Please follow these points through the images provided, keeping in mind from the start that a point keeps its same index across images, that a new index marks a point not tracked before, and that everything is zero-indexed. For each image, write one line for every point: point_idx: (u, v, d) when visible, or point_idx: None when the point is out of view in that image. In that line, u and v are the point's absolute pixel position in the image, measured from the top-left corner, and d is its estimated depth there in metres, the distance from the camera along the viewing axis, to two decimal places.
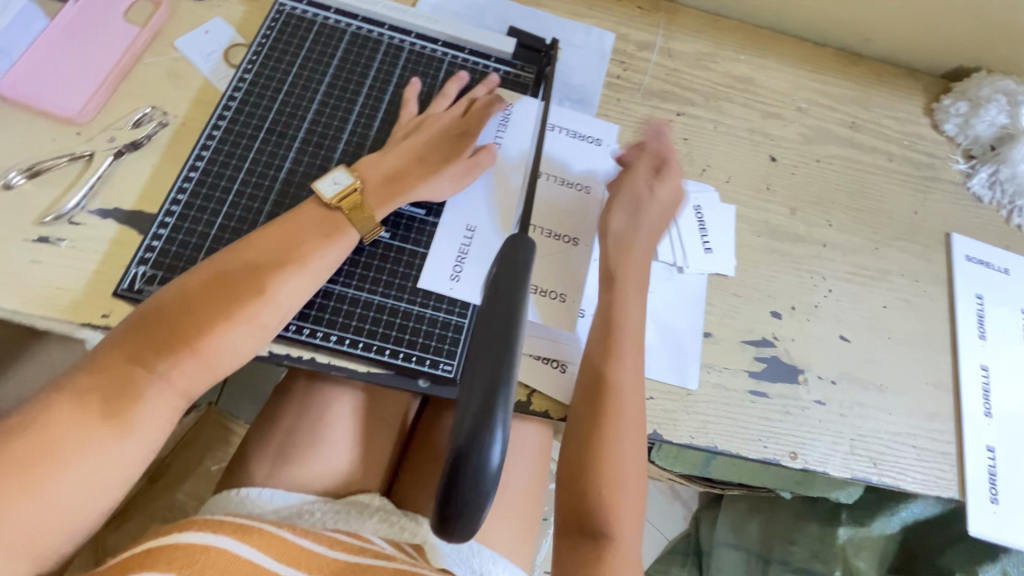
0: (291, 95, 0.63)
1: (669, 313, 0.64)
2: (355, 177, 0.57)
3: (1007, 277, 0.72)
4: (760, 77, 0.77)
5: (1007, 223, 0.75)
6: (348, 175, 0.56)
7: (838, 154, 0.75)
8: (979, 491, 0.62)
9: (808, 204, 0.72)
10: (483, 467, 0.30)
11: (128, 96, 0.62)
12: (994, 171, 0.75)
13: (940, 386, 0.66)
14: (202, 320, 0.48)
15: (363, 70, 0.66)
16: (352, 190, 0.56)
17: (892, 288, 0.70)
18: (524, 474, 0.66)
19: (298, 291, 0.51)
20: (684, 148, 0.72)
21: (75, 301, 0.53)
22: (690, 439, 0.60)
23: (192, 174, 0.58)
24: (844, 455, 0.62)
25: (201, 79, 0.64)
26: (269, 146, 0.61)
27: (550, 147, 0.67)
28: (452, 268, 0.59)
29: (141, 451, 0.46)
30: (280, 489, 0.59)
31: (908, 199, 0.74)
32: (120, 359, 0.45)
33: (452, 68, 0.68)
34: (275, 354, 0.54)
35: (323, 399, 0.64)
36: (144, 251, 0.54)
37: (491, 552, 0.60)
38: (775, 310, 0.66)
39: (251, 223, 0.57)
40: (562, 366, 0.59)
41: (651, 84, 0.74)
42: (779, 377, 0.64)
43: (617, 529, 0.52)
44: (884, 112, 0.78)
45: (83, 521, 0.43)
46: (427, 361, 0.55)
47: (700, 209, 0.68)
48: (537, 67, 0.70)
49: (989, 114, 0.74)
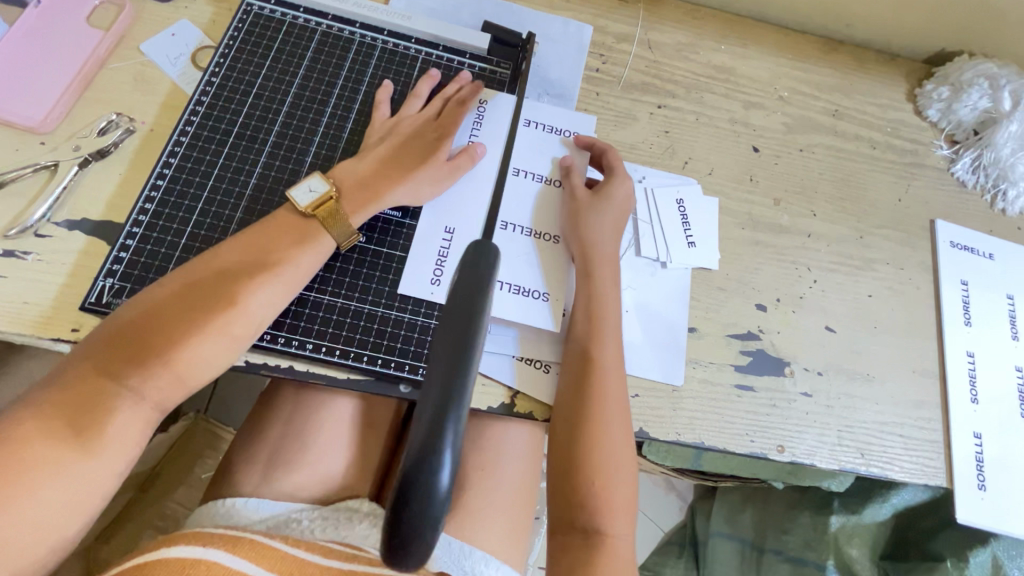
0: (260, 98, 0.62)
1: (652, 310, 0.63)
2: (331, 185, 0.55)
3: (992, 262, 0.72)
4: (741, 67, 0.76)
5: (991, 208, 0.75)
6: (323, 183, 0.55)
7: (820, 143, 0.74)
8: (967, 477, 0.62)
9: (792, 194, 0.71)
10: (434, 493, 0.23)
11: (93, 103, 0.60)
12: (978, 155, 0.75)
13: (926, 374, 0.66)
14: (174, 331, 0.46)
15: (335, 70, 0.64)
16: (328, 199, 0.54)
17: (878, 276, 0.70)
18: (513, 478, 0.65)
19: (272, 300, 0.50)
20: (666, 141, 0.71)
21: (43, 315, 0.52)
22: (677, 436, 0.59)
23: (160, 182, 0.57)
24: (831, 447, 0.62)
25: (169, 84, 0.63)
26: (238, 151, 0.59)
27: (528, 144, 0.66)
28: (432, 271, 0.58)
29: (114, 469, 0.45)
30: (267, 498, 0.58)
31: (892, 186, 0.74)
32: (86, 376, 0.44)
33: (425, 66, 0.67)
34: (252, 364, 0.53)
35: (304, 407, 0.63)
36: (112, 262, 0.53)
37: (482, 554, 0.60)
38: (761, 302, 0.66)
39: (222, 230, 0.56)
40: (545, 367, 0.58)
41: (630, 77, 0.73)
42: (765, 370, 0.63)
43: (608, 527, 0.51)
44: (866, 99, 0.78)
45: (54, 543, 0.42)
46: (407, 366, 0.55)
47: (682, 202, 0.67)
48: (513, 62, 0.69)
49: (971, 98, 0.74)
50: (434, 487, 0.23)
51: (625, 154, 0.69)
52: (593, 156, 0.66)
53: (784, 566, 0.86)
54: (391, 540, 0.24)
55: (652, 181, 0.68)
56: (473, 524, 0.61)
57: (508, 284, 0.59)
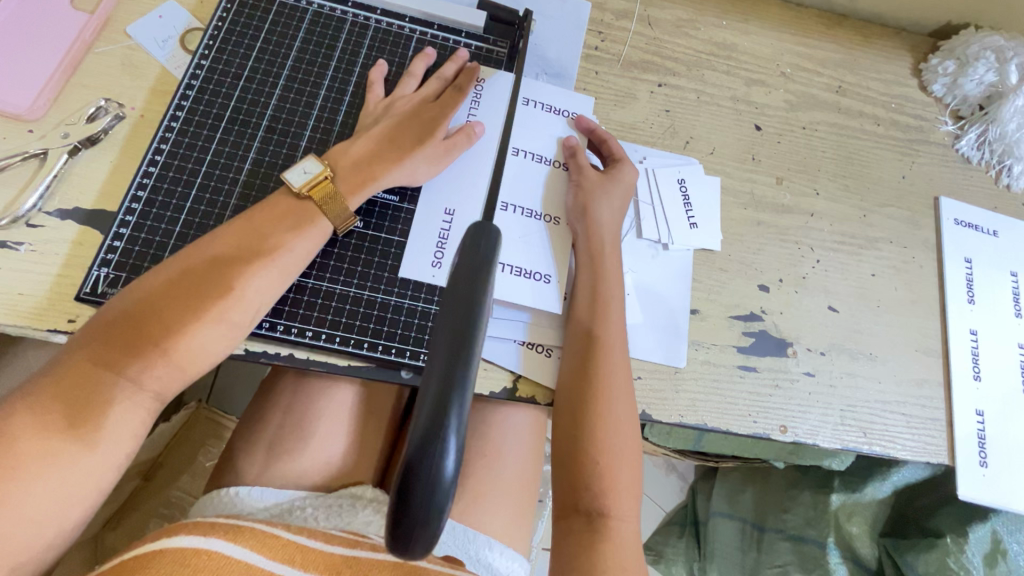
0: (251, 82, 0.60)
1: (654, 292, 0.62)
2: (326, 166, 0.54)
3: (996, 239, 0.71)
4: (743, 43, 0.74)
5: (996, 183, 0.74)
6: (317, 164, 0.54)
7: (823, 120, 0.73)
8: (968, 453, 0.63)
9: (795, 173, 0.70)
10: (439, 480, 0.23)
11: (80, 88, 0.59)
12: (983, 131, 0.73)
13: (929, 352, 0.66)
14: (170, 319, 0.46)
15: (328, 51, 0.63)
16: (323, 179, 0.53)
17: (880, 256, 0.69)
18: (517, 463, 0.65)
19: (268, 286, 0.50)
20: (667, 120, 0.69)
21: (39, 306, 0.51)
22: (680, 417, 0.59)
23: (151, 169, 0.56)
24: (834, 427, 0.62)
25: (158, 68, 0.61)
26: (231, 136, 0.58)
27: (527, 123, 0.64)
28: (435, 254, 0.57)
29: (113, 460, 0.44)
30: (269, 486, 0.58)
31: (896, 164, 0.73)
32: (85, 366, 0.44)
33: (420, 46, 0.65)
34: (252, 352, 0.53)
35: (306, 395, 0.63)
36: (106, 252, 0.53)
37: (486, 537, 0.60)
38: (763, 283, 0.65)
39: (217, 218, 0.55)
40: (548, 351, 0.58)
41: (630, 55, 0.71)
42: (767, 351, 0.63)
43: (613, 510, 0.51)
44: (870, 74, 0.76)
45: (54, 535, 0.42)
46: (408, 352, 0.54)
47: (684, 182, 0.66)
48: (511, 41, 0.67)
49: (978, 72, 0.72)
50: (438, 474, 0.23)
51: (626, 134, 0.68)
52: (592, 142, 0.65)
53: (784, 544, 0.86)
54: (395, 529, 0.23)
55: (653, 161, 0.67)
56: (477, 508, 0.61)
57: (511, 266, 0.58)
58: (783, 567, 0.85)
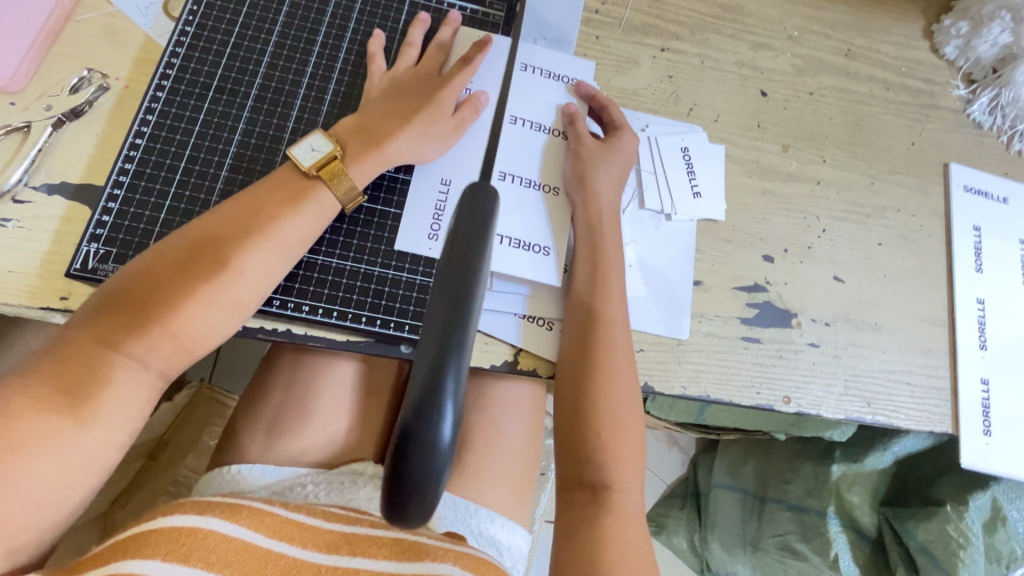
0: (239, 49, 0.58)
1: (655, 264, 0.61)
2: (335, 144, 0.52)
3: (1006, 207, 0.70)
4: (749, 5, 0.71)
5: (1007, 149, 0.72)
6: (325, 141, 0.52)
7: (830, 85, 0.71)
8: (973, 423, 0.62)
9: (801, 140, 0.68)
10: (435, 447, 0.22)
11: (64, 58, 0.57)
12: (995, 95, 0.71)
13: (936, 322, 0.65)
14: (168, 298, 0.44)
15: (317, 16, 0.60)
16: (332, 157, 0.52)
17: (887, 224, 0.67)
18: (520, 435, 0.65)
19: (269, 263, 0.48)
20: (670, 86, 0.67)
21: (31, 284, 0.50)
22: (682, 389, 0.59)
23: (138, 141, 0.54)
24: (838, 396, 0.61)
25: (142, 37, 0.59)
26: (220, 105, 0.56)
27: (525, 91, 0.62)
28: (430, 227, 0.56)
29: (109, 441, 0.43)
30: (270, 463, 0.58)
31: (905, 130, 0.71)
32: (85, 344, 0.43)
33: (414, 9, 0.62)
34: (248, 328, 0.52)
35: (305, 372, 0.62)
36: (96, 227, 0.51)
37: (488, 511, 0.60)
38: (767, 254, 0.64)
39: (207, 190, 0.54)
40: (549, 324, 0.57)
41: (632, 18, 0.68)
42: (772, 322, 0.62)
43: (615, 482, 0.50)
44: (880, 37, 0.73)
45: (53, 514, 0.41)
46: (406, 326, 0.53)
47: (688, 151, 0.65)
48: (506, 3, 0.64)
49: (991, 33, 0.69)
50: (436, 441, 0.22)
51: (627, 101, 0.66)
52: (593, 109, 0.63)
53: (784, 513, 0.86)
54: (392, 498, 0.23)
55: (656, 129, 0.65)
56: (478, 480, 0.61)
57: (510, 239, 0.57)
58: (783, 536, 0.85)
